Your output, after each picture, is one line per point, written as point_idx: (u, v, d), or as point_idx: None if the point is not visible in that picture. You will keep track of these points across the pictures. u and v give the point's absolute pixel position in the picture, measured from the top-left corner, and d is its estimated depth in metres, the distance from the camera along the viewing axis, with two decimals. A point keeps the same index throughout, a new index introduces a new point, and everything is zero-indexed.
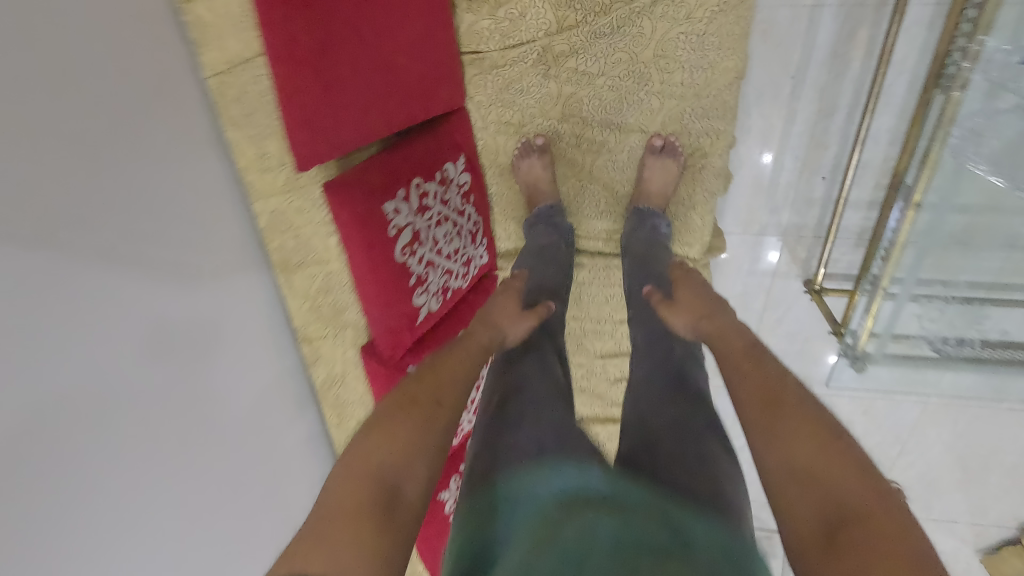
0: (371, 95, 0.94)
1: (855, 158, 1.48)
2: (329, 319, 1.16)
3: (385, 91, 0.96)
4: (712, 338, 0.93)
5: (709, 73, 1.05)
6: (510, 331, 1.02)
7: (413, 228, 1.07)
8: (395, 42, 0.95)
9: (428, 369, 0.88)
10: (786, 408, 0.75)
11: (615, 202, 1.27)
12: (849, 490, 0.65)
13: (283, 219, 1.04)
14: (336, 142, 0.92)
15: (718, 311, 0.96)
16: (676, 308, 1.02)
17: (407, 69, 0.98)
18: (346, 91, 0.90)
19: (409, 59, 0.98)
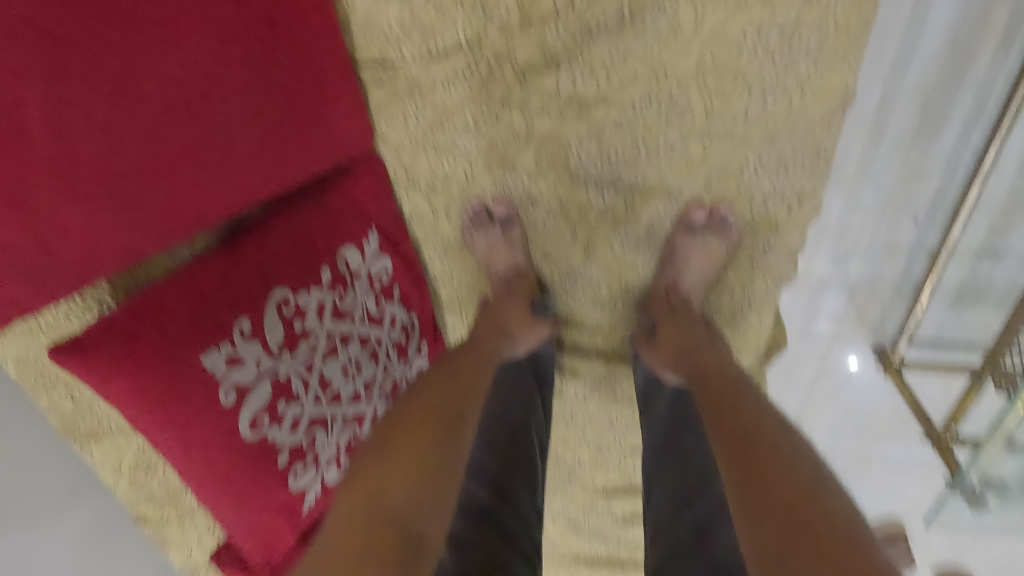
0: (140, 173, 0.50)
1: (974, 195, 1.01)
2: (166, 499, 0.73)
3: (175, 160, 0.51)
4: (695, 376, 0.70)
5: (793, 101, 0.60)
6: (521, 336, 0.79)
7: (275, 378, 0.61)
8: (213, 82, 0.52)
9: (425, 378, 0.70)
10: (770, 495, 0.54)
11: (625, 292, 0.81)
12: None
13: (43, 372, 0.59)
14: (69, 268, 0.49)
15: (706, 349, 0.71)
16: (655, 345, 0.76)
17: (218, 113, 0.53)
18: (70, 178, 0.46)
19: (248, 109, 0.55)
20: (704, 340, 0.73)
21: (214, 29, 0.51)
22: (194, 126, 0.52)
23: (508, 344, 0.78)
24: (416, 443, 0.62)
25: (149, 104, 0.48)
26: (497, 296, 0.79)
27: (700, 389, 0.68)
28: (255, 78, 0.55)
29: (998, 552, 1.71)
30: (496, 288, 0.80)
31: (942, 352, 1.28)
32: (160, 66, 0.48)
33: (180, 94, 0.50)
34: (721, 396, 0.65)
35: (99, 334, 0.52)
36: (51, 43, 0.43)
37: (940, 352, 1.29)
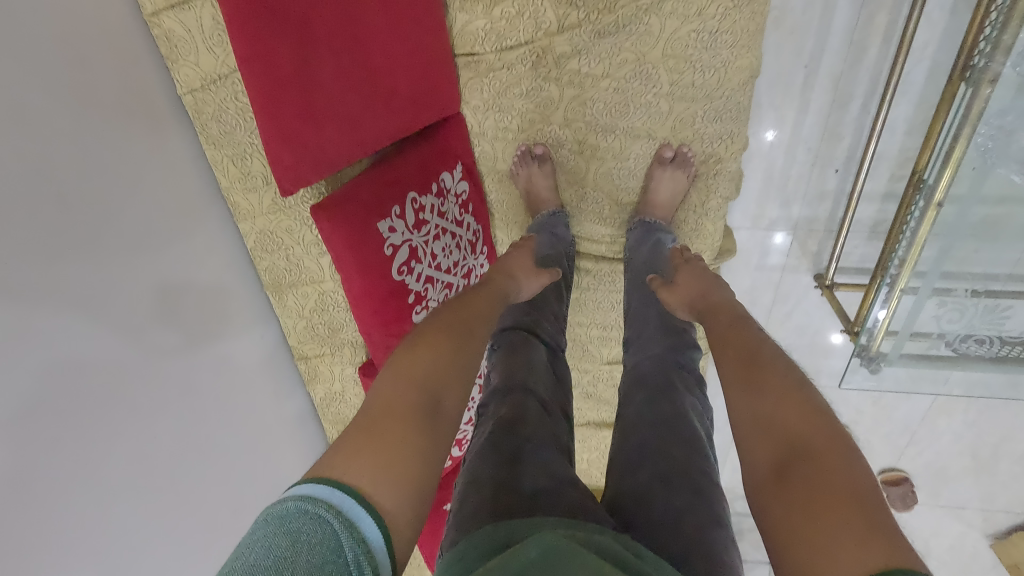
0: (357, 109, 0.88)
1: (871, 150, 1.41)
2: (325, 337, 1.12)
3: (373, 104, 0.90)
4: (704, 311, 0.96)
5: (721, 74, 1.00)
6: (528, 282, 1.07)
7: (410, 245, 1.01)
8: (392, 60, 0.91)
9: (464, 302, 0.94)
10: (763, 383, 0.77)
11: (620, 207, 1.22)
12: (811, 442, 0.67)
13: (273, 239, 0.99)
14: (322, 163, 0.86)
15: (714, 290, 0.98)
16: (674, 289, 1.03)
17: (393, 80, 0.93)
18: (329, 108, 0.84)
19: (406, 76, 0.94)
20: (712, 282, 1.01)
21: (395, 31, 0.90)
22: (382, 86, 0.91)
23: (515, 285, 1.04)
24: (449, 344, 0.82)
25: (365, 72, 0.88)
26: (511, 251, 1.12)
27: (710, 321, 0.93)
28: (411, 61, 0.95)
29: (925, 453, 2.13)
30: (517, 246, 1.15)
31: (864, 277, 1.69)
32: (372, 51, 0.88)
33: (378, 67, 0.89)
34: (723, 334, 0.89)
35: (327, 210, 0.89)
36: (330, 32, 0.81)
37: (863, 277, 1.70)
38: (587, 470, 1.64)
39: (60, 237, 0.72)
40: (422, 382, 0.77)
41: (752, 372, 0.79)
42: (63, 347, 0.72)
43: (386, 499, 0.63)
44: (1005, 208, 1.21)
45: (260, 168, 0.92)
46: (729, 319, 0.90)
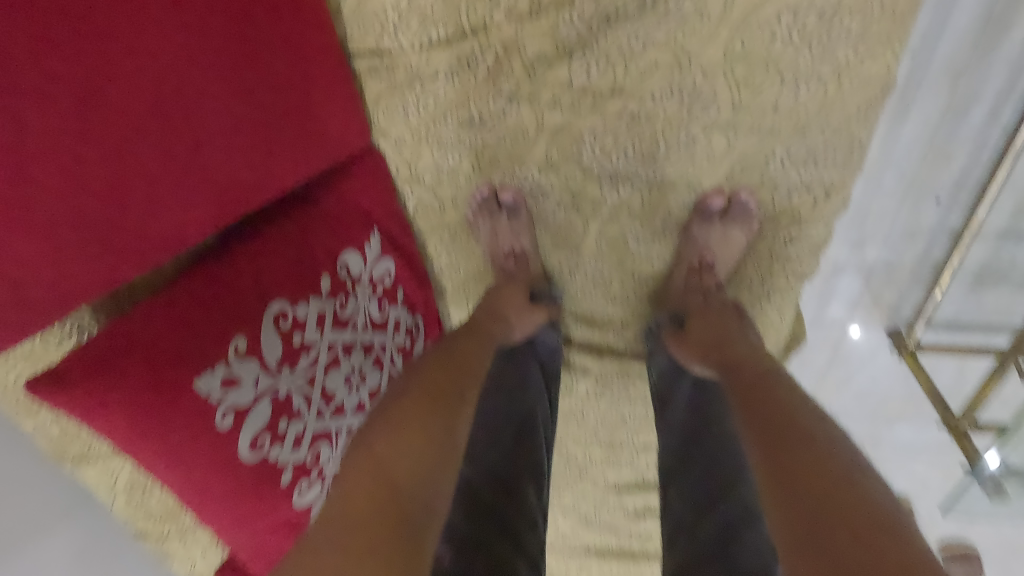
0: (132, 183, 0.47)
1: (1001, 177, 0.96)
2: (167, 516, 0.70)
3: (164, 168, 0.48)
4: (730, 371, 0.63)
5: (828, 89, 0.57)
6: (519, 325, 0.74)
7: (275, 393, 0.57)
8: (206, 78, 0.49)
9: (433, 352, 0.66)
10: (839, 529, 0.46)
11: (641, 284, 0.77)
12: None
13: (28, 398, 0.55)
14: (82, 290, 0.47)
15: (739, 337, 0.65)
16: (690, 341, 0.69)
17: (202, 115, 0.50)
18: (61, 194, 0.43)
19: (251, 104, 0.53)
20: (738, 329, 0.67)
21: (184, 29, 0.47)
22: (182, 134, 0.49)
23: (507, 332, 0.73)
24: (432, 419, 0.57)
25: (128, 113, 0.45)
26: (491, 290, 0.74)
27: (732, 381, 0.62)
28: (233, 78, 0.51)
29: None
30: (499, 278, 0.76)
31: (959, 336, 1.25)
32: (136, 73, 0.45)
33: (160, 100, 0.47)
34: (777, 441, 0.53)
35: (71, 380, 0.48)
36: (23, 44, 0.39)
37: (958, 336, 1.26)
38: None
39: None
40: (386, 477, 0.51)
41: (829, 529, 0.46)
42: None
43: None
44: None
45: None
46: (757, 379, 0.60)
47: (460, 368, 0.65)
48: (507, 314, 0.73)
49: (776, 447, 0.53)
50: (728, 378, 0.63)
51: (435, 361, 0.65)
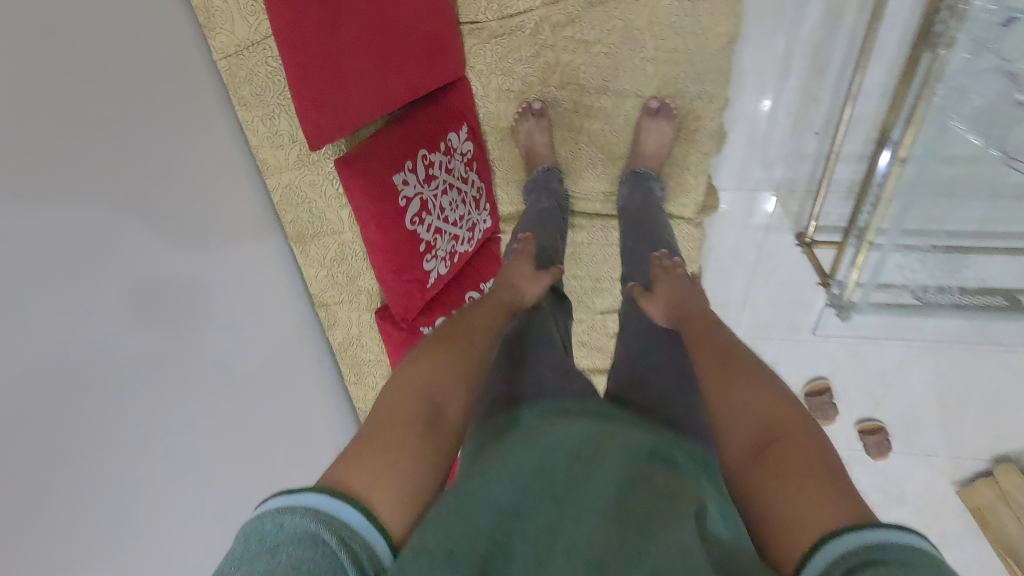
0: (378, 71, 0.98)
1: (847, 112, 1.50)
2: (344, 285, 1.23)
3: (388, 65, 0.99)
4: (682, 321, 0.97)
5: (703, 37, 1.10)
6: (528, 288, 1.13)
7: (421, 198, 1.12)
8: (403, 22, 1.00)
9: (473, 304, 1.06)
10: (729, 360, 0.83)
11: (613, 166, 1.31)
12: (766, 412, 0.75)
13: (296, 193, 1.09)
14: (341, 121, 0.95)
15: (691, 299, 1.00)
16: (653, 300, 1.06)
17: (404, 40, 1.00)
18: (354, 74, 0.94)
19: (421, 37, 1.03)
20: (692, 295, 1.03)
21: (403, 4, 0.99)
22: (395, 57, 1.00)
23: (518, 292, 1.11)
24: (451, 351, 0.89)
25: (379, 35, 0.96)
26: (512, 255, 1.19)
27: (685, 327, 0.96)
28: (417, 36, 1.03)
29: (899, 403, 2.28)
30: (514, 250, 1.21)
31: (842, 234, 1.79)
32: (383, 23, 0.96)
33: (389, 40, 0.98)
34: (723, 362, 0.83)
35: (346, 163, 0.99)
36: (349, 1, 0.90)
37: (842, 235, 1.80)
38: None
39: (121, 173, 0.80)
40: (425, 391, 0.81)
41: (716, 360, 0.84)
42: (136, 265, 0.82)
43: (383, 509, 0.64)
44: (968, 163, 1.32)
45: (285, 128, 1.01)
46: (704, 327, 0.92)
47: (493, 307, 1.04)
48: (522, 281, 1.12)
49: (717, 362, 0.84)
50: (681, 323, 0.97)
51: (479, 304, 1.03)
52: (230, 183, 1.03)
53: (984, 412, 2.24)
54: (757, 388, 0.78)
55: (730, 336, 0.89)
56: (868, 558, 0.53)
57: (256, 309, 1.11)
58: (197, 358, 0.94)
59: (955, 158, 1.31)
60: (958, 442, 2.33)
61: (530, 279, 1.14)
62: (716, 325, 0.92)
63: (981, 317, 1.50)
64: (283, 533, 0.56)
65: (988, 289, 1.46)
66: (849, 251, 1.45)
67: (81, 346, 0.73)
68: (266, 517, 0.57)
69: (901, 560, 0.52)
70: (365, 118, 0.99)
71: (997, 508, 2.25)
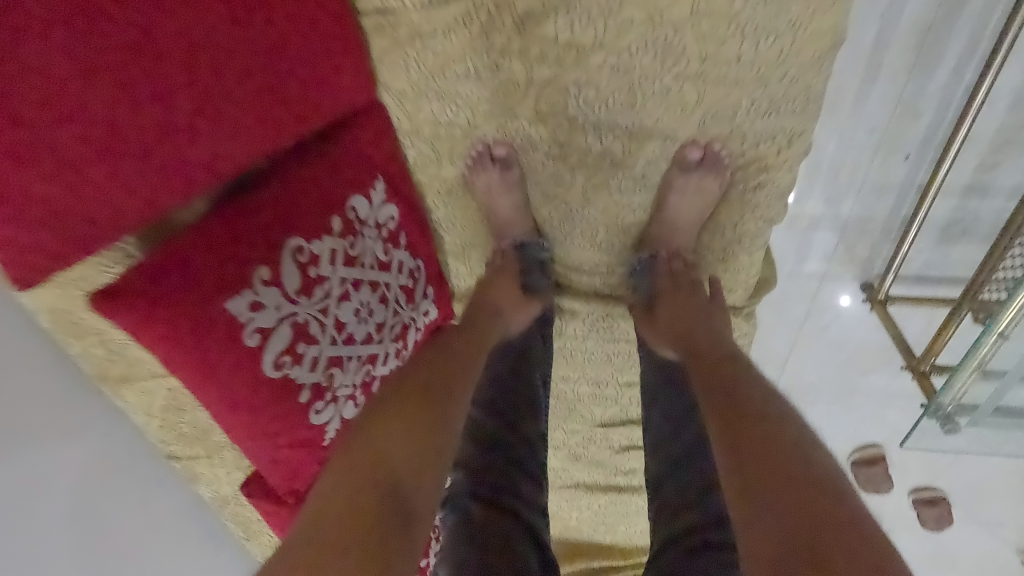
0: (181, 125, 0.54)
1: (964, 133, 1.02)
2: (195, 438, 0.78)
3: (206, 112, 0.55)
4: (690, 355, 0.75)
5: (786, 42, 0.63)
6: (513, 317, 0.86)
7: (294, 320, 0.65)
8: (236, 32, 0.56)
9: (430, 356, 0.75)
10: (769, 449, 0.57)
11: (623, 233, 0.85)
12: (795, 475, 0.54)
13: (73, 322, 0.63)
14: (103, 218, 0.52)
15: (707, 322, 0.77)
16: (660, 321, 0.82)
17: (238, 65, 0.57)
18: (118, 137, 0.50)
19: (275, 57, 0.60)
20: (706, 313, 0.79)
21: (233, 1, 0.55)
22: (208, 93, 0.55)
23: (502, 325, 0.85)
24: (431, 414, 0.66)
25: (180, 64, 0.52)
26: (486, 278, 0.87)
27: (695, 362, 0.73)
28: (256, 49, 0.58)
29: (968, 471, 1.85)
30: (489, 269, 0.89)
31: (926, 288, 1.33)
32: (182, 35, 0.52)
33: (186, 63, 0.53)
34: (757, 474, 0.56)
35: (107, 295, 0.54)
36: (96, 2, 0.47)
37: (927, 288, 1.34)
38: (578, 529, 1.33)
39: None
40: (386, 471, 0.58)
41: (742, 441, 0.59)
42: None
43: None
44: None
45: None
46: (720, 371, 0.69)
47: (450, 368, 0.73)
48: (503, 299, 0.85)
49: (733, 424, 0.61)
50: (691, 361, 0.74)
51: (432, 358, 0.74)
52: None
53: None
54: (808, 517, 0.51)
55: (767, 398, 0.63)
56: None
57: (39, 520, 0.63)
58: None
59: None
60: None
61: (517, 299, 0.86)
62: (766, 398, 0.63)
63: None
64: None
65: None
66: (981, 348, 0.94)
67: None
68: None
69: None
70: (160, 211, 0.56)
71: None
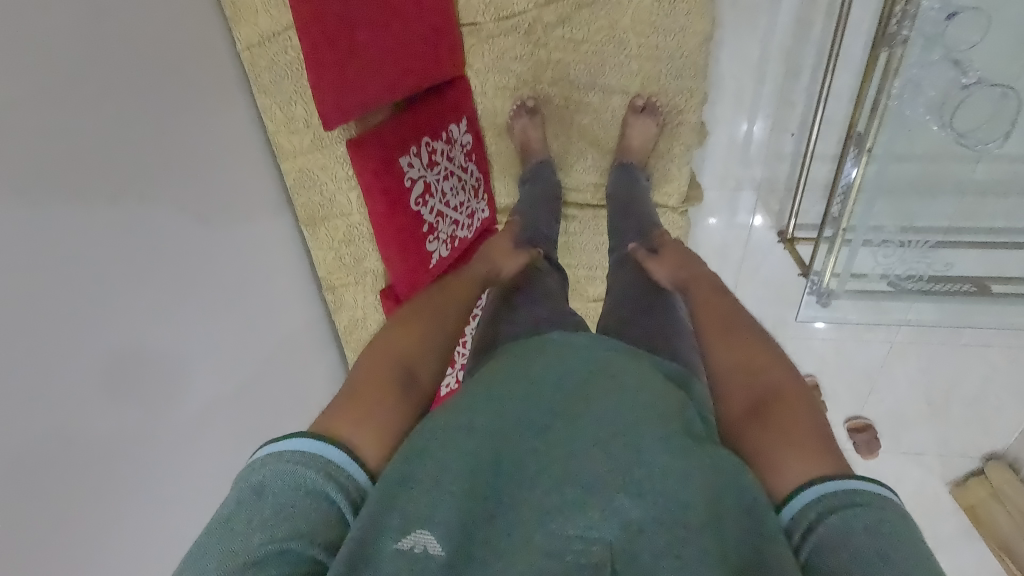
0: (388, 64, 1.09)
1: (819, 113, 1.62)
2: (351, 267, 1.30)
3: (399, 61, 1.10)
4: (688, 282, 1.07)
5: (681, 36, 1.20)
6: (506, 265, 1.18)
7: (424, 181, 1.22)
8: (413, 22, 1.10)
9: (446, 287, 1.07)
10: (745, 340, 0.89)
11: (602, 158, 1.41)
12: (764, 361, 0.84)
13: (309, 176, 1.18)
14: (355, 105, 1.07)
15: (694, 262, 1.11)
16: (661, 258, 1.15)
17: (413, 39, 1.11)
18: (364, 64, 1.05)
19: (429, 37, 1.13)
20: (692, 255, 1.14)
21: (416, 9, 1.10)
22: (400, 46, 1.10)
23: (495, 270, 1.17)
24: (437, 313, 0.99)
25: (393, 35, 1.08)
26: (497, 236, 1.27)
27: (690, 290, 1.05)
28: (424, 31, 1.12)
29: (886, 400, 2.33)
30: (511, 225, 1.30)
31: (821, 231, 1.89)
32: (394, 21, 1.08)
33: (397, 31, 1.08)
34: (737, 346, 0.88)
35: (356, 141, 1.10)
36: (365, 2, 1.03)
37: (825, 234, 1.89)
38: None
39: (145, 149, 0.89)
40: (402, 358, 0.87)
41: (728, 332, 0.92)
42: (153, 231, 0.91)
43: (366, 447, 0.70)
44: (926, 155, 1.43)
45: (304, 113, 1.10)
46: (710, 291, 1.02)
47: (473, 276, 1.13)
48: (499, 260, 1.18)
49: (719, 330, 0.93)
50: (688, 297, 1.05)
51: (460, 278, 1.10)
52: (241, 169, 1.11)
53: (968, 410, 2.32)
54: (755, 366, 0.84)
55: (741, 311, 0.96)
56: (825, 509, 0.60)
57: (263, 286, 1.19)
58: (209, 321, 1.03)
59: (913, 151, 1.42)
60: (946, 441, 2.40)
61: (507, 256, 1.20)
62: (739, 313, 0.95)
63: (955, 301, 1.59)
64: (268, 482, 0.61)
65: (960, 279, 1.58)
66: (825, 246, 1.55)
67: (94, 300, 0.81)
68: (259, 461, 0.63)
69: (859, 493, 0.61)
70: (375, 106, 1.10)
71: (989, 504, 2.30)
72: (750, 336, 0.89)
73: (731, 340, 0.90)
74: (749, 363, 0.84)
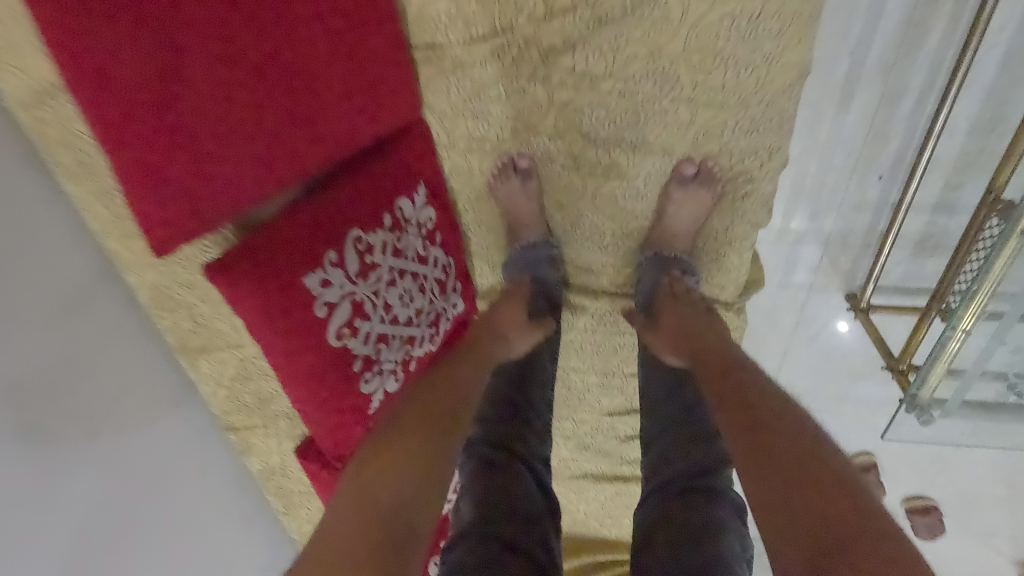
0: (266, 142, 0.67)
1: (928, 155, 1.17)
2: (255, 408, 0.89)
3: (287, 132, 0.68)
4: (695, 359, 0.81)
5: (761, 74, 0.76)
6: (516, 342, 0.91)
7: (354, 299, 0.77)
8: (310, 69, 0.68)
9: (441, 375, 0.77)
10: (770, 429, 0.64)
11: (627, 236, 0.97)
12: (811, 465, 0.59)
13: (170, 297, 0.75)
14: (202, 209, 0.65)
15: (707, 331, 0.83)
16: (659, 333, 0.88)
17: (312, 98, 0.69)
18: (215, 146, 0.63)
19: (343, 88, 0.72)
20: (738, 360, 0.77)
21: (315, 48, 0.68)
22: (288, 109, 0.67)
23: (507, 349, 0.89)
24: (445, 419, 0.71)
25: (273, 94, 0.66)
26: (496, 303, 0.93)
27: (700, 367, 0.79)
28: (333, 82, 0.71)
29: None
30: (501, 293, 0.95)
31: (905, 297, 1.45)
32: (275, 70, 0.65)
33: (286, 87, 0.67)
34: (769, 456, 0.62)
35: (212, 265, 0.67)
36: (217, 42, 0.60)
37: (905, 298, 1.46)
38: (584, 521, 1.42)
39: None
40: (392, 503, 0.62)
41: (751, 418, 0.66)
42: None
43: None
44: None
45: None
46: (725, 365, 0.76)
47: (482, 363, 0.83)
48: (512, 334, 0.90)
49: (742, 417, 0.67)
50: (696, 363, 0.81)
51: (469, 356, 0.82)
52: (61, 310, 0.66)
53: None
54: (813, 487, 0.58)
55: (767, 384, 0.71)
56: None
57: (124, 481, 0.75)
58: None
59: None
60: None
61: (523, 329, 0.91)
62: (764, 387, 0.70)
63: None
64: None
65: None
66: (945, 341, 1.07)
67: None
68: None
69: None
70: (242, 205, 0.68)
71: None
72: (777, 412, 0.66)
73: (758, 429, 0.65)
74: (795, 483, 0.58)
